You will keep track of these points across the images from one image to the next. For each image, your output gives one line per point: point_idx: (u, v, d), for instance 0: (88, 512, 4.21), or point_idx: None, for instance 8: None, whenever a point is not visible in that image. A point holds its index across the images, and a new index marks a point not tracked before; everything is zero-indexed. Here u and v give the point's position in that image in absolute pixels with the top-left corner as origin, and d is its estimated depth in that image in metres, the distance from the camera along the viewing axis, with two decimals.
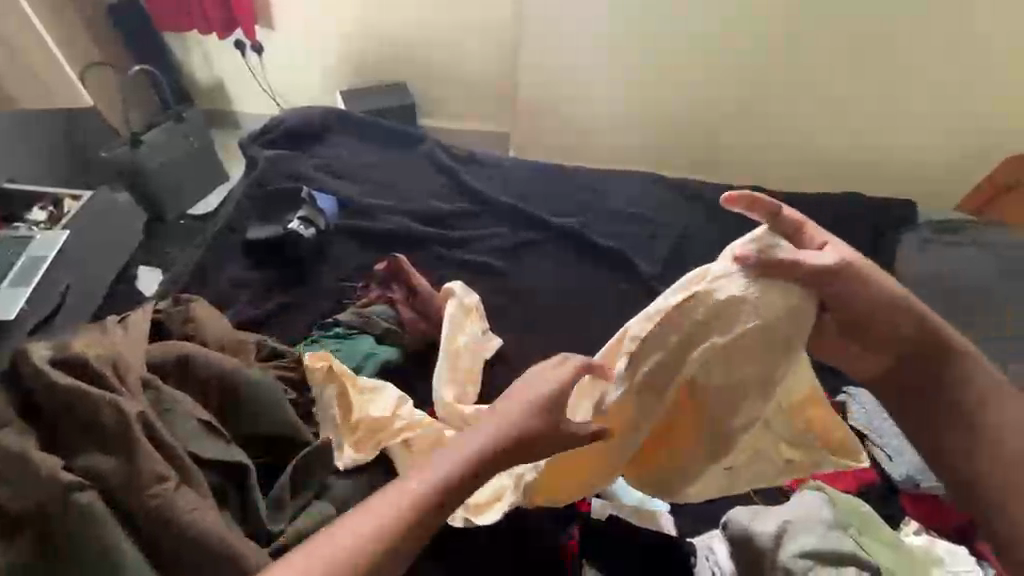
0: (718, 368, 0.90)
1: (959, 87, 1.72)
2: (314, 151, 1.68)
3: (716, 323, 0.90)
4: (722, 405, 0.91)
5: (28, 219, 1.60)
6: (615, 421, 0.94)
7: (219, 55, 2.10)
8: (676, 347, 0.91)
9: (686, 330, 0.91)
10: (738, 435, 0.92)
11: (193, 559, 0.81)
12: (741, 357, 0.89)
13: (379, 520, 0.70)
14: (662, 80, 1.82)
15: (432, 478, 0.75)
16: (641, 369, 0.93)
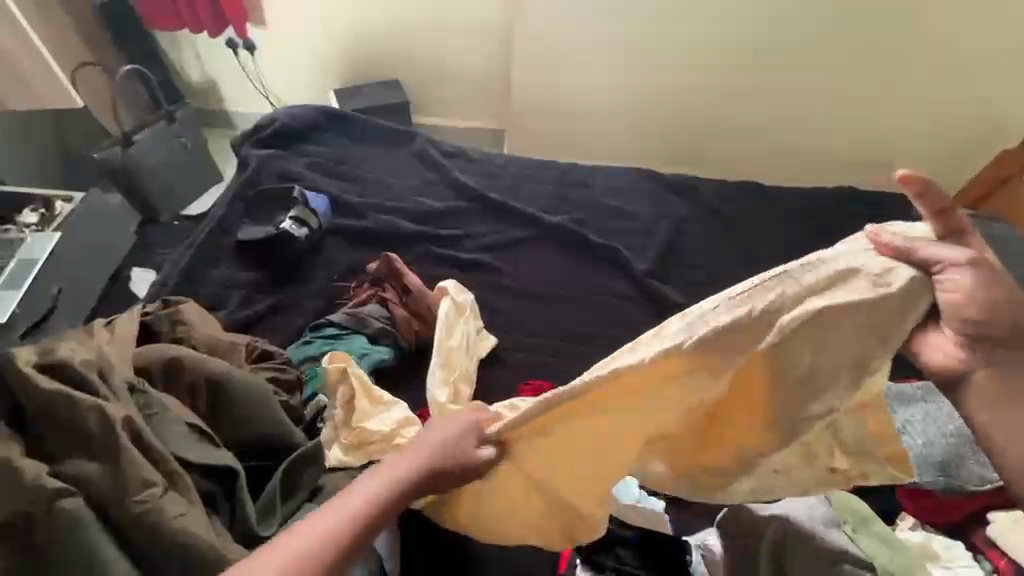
0: (807, 348, 0.81)
1: (952, 85, 1.73)
2: (306, 151, 1.67)
3: (824, 288, 0.82)
4: (794, 393, 0.82)
5: (19, 222, 1.58)
6: (672, 403, 0.85)
7: (211, 54, 2.08)
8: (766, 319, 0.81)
9: (788, 295, 0.82)
10: (807, 422, 0.82)
11: (179, 565, 0.80)
12: (829, 337, 0.81)
13: (353, 511, 0.79)
14: (659, 79, 1.82)
15: (389, 485, 0.84)
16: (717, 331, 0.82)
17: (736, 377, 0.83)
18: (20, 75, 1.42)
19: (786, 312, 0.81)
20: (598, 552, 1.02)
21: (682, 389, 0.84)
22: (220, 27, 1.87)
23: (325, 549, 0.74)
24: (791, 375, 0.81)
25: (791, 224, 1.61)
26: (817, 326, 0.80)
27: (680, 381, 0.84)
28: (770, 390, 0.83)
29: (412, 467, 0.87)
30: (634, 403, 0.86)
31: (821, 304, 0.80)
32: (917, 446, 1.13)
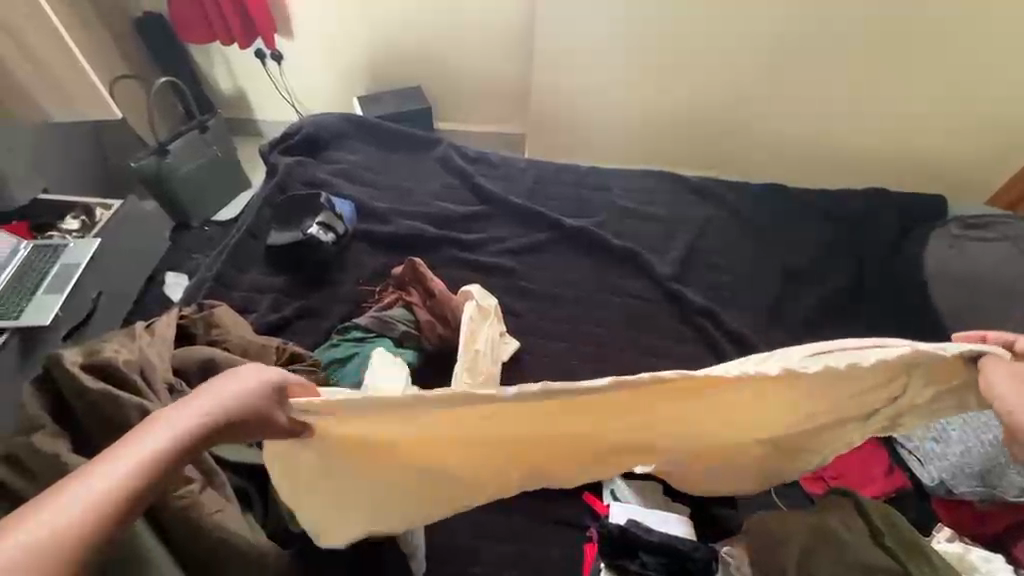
0: (923, 381, 0.87)
1: (986, 82, 1.67)
2: (332, 158, 1.70)
3: (922, 360, 0.84)
4: (903, 401, 0.89)
5: (62, 229, 1.66)
6: (786, 392, 0.89)
7: (239, 63, 2.13)
8: (871, 375, 0.86)
9: (899, 360, 0.84)
10: (901, 416, 0.92)
11: (234, 547, 0.85)
12: (926, 376, 0.86)
13: (134, 457, 0.65)
14: (681, 78, 1.80)
15: (181, 423, 0.70)
16: (836, 365, 0.85)
17: (870, 379, 0.87)
18: (62, 84, 1.49)
19: (886, 369, 0.85)
20: (621, 556, 1.02)
21: (768, 402, 0.92)
22: (250, 37, 1.91)
23: (104, 499, 0.61)
24: (868, 401, 0.90)
25: (813, 227, 1.58)
26: (902, 383, 0.88)
27: (773, 398, 0.91)
28: (879, 393, 0.89)
29: (205, 418, 0.72)
30: (755, 394, 0.89)
31: (929, 356, 0.83)
32: (955, 455, 1.12)
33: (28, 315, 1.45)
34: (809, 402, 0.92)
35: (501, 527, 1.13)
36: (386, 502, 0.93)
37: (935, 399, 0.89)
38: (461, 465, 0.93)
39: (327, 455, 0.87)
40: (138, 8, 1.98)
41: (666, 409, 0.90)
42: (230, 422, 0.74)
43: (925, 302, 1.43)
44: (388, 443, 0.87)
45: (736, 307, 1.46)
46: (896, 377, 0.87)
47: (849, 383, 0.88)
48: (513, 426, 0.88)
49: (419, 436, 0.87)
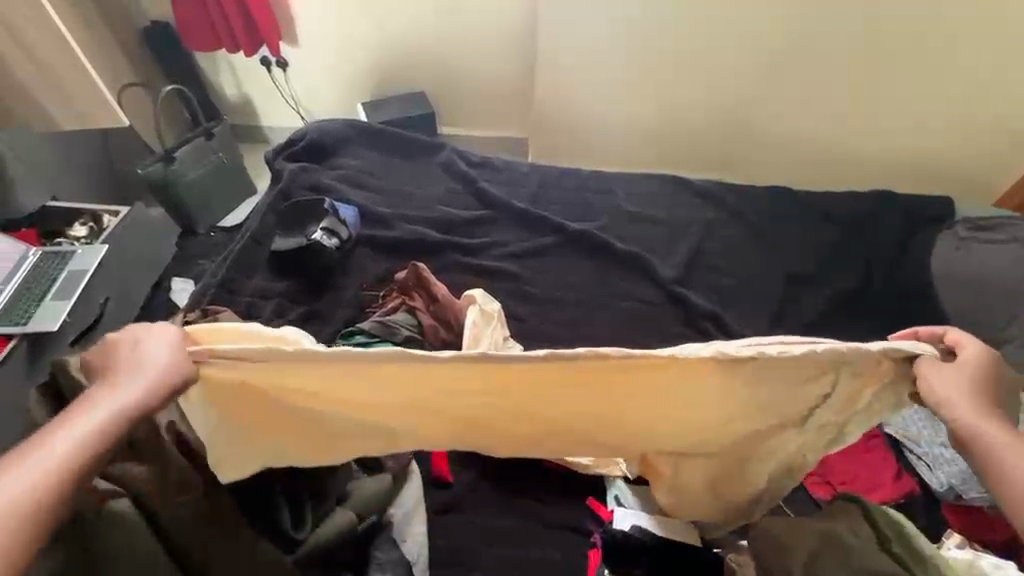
0: (851, 377, 0.85)
1: (992, 81, 1.65)
2: (335, 164, 1.71)
3: (851, 355, 0.82)
4: (835, 400, 0.87)
5: (70, 235, 1.68)
6: (718, 390, 0.86)
7: (243, 71, 2.15)
8: (802, 366, 0.84)
9: (827, 355, 0.82)
10: (839, 416, 0.88)
11: (217, 526, 0.88)
12: (857, 372, 0.84)
13: (70, 443, 0.69)
14: (683, 82, 1.80)
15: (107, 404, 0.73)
16: (765, 352, 0.84)
17: (801, 376, 0.85)
18: (69, 90, 1.53)
19: (818, 363, 0.83)
20: (625, 564, 1.02)
21: (734, 393, 0.87)
22: (255, 44, 1.93)
23: (48, 484, 0.66)
24: (801, 398, 0.87)
25: (817, 229, 1.57)
26: (830, 379, 0.85)
27: (731, 386, 0.86)
28: (812, 390, 0.87)
29: (144, 394, 0.74)
30: (687, 391, 0.87)
31: (859, 351, 0.81)
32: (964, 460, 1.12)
33: (36, 321, 1.46)
34: (760, 394, 0.87)
35: (505, 534, 1.13)
36: (303, 442, 0.92)
37: (865, 401, 0.87)
38: (385, 424, 0.90)
39: (237, 388, 0.84)
40: (145, 18, 2.02)
41: (621, 388, 0.86)
42: (169, 394, 0.77)
43: (930, 305, 1.42)
44: (304, 387, 0.84)
45: (741, 310, 1.45)
46: (824, 373, 0.85)
47: (788, 375, 0.85)
48: (450, 398, 0.86)
49: (341, 387, 0.85)
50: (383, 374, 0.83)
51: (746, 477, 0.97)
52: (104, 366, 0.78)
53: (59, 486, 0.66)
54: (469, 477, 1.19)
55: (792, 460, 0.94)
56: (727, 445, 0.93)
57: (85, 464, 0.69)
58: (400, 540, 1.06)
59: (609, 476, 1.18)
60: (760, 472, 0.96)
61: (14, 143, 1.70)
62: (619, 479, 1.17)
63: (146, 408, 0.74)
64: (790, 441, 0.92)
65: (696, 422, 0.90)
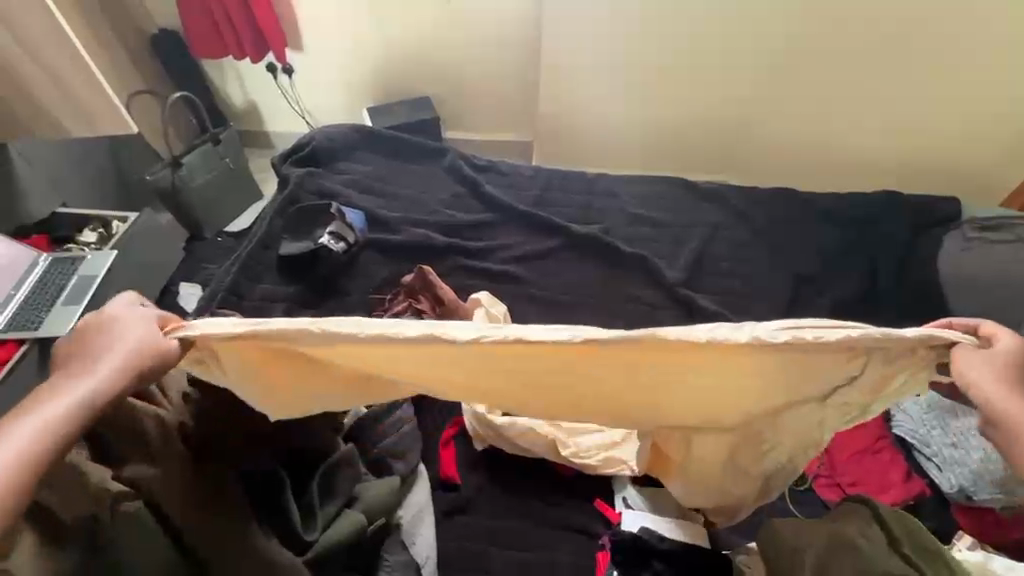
0: (882, 361, 0.82)
1: (997, 81, 1.65)
2: (341, 168, 1.72)
3: (889, 341, 0.77)
4: (866, 378, 0.84)
5: (80, 241, 1.70)
6: (745, 366, 0.83)
7: (249, 78, 2.17)
8: (835, 351, 0.80)
9: (865, 341, 0.77)
10: (867, 394, 0.86)
11: (217, 526, 0.88)
12: (887, 356, 0.81)
13: (45, 422, 0.70)
14: (686, 86, 1.81)
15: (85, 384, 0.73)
16: (803, 337, 0.78)
17: (834, 357, 0.81)
18: (76, 97, 1.55)
19: (850, 348, 0.79)
20: (634, 566, 1.02)
21: (748, 379, 0.86)
22: (262, 51, 1.95)
23: (22, 462, 0.67)
24: (824, 378, 0.85)
25: (822, 230, 1.57)
26: (860, 362, 0.82)
27: (755, 370, 0.84)
28: (841, 368, 0.83)
29: (117, 374, 0.74)
30: (710, 371, 0.84)
31: (897, 336, 0.77)
32: (973, 460, 1.12)
33: (47, 326, 1.47)
34: (790, 372, 0.84)
35: (512, 536, 1.13)
36: (332, 401, 0.94)
37: (897, 381, 0.84)
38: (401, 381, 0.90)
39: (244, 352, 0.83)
40: (153, 25, 2.05)
41: (638, 371, 0.84)
42: (142, 374, 0.76)
43: (937, 306, 1.42)
44: (311, 350, 0.83)
45: (749, 312, 1.45)
46: (855, 356, 0.81)
47: (822, 358, 0.82)
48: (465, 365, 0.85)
49: (353, 353, 0.83)
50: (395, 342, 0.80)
51: (761, 454, 0.96)
52: (84, 341, 0.78)
53: (30, 459, 0.68)
54: (479, 479, 1.19)
55: (812, 441, 0.94)
56: (743, 420, 0.93)
57: (59, 444, 0.70)
58: (408, 542, 1.07)
59: (621, 478, 1.17)
60: (773, 456, 0.96)
61: (25, 151, 1.72)
62: (629, 481, 1.17)
63: (118, 388, 0.74)
64: (812, 411, 0.90)
65: (702, 411, 0.92)
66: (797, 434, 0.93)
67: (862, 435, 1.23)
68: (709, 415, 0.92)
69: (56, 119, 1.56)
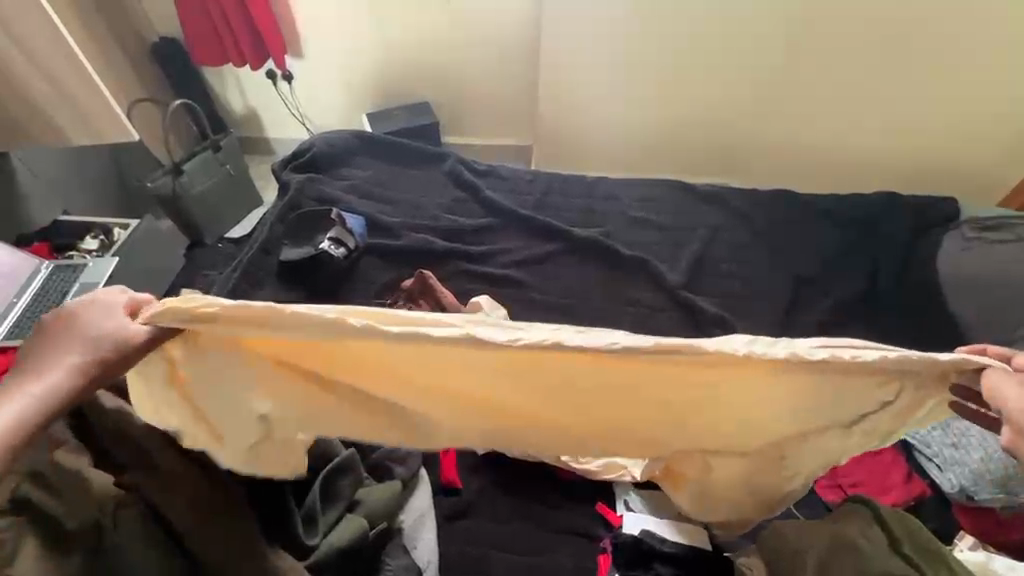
0: (913, 387, 0.81)
1: (995, 81, 1.66)
2: (342, 174, 1.72)
3: (923, 364, 0.77)
4: (897, 409, 0.84)
5: (82, 249, 1.71)
6: (770, 382, 0.83)
7: (250, 85, 2.19)
8: (865, 374, 0.80)
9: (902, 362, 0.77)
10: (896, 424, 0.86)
11: (219, 527, 0.87)
12: (918, 381, 0.80)
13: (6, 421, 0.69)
14: (686, 89, 1.82)
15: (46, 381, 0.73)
16: (840, 356, 0.78)
17: (863, 381, 0.81)
18: (77, 104, 1.57)
19: (880, 371, 0.79)
20: (636, 567, 1.03)
21: (759, 393, 0.85)
22: (263, 58, 1.97)
23: None
24: (855, 405, 0.84)
25: (821, 231, 1.58)
26: (895, 387, 0.81)
27: (771, 385, 0.83)
28: (872, 397, 0.83)
29: (74, 374, 0.74)
30: (732, 386, 0.84)
31: (930, 359, 0.77)
32: (974, 461, 1.11)
33: None
34: (813, 393, 0.84)
35: (515, 540, 1.13)
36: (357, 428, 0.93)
37: (925, 409, 0.84)
38: (413, 404, 0.90)
39: (243, 357, 0.81)
40: (154, 32, 2.06)
41: (650, 385, 0.85)
42: (104, 367, 0.75)
43: (939, 306, 1.42)
44: (330, 360, 0.84)
45: (750, 315, 1.45)
46: (889, 380, 0.81)
47: (856, 379, 0.81)
48: (474, 377, 0.86)
49: (371, 363, 0.84)
50: (405, 350, 0.81)
51: (770, 472, 0.95)
52: (47, 337, 0.77)
53: None
54: (479, 483, 1.19)
55: (830, 461, 0.93)
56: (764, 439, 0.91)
57: (21, 440, 0.69)
58: (410, 546, 1.07)
59: (621, 482, 1.17)
60: (795, 474, 0.95)
61: (27, 157, 1.74)
62: (631, 486, 1.17)
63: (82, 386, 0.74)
64: (835, 435, 0.89)
65: (713, 429, 0.91)
66: (813, 455, 0.92)
67: None
68: (720, 434, 0.91)
69: (57, 123, 1.58)
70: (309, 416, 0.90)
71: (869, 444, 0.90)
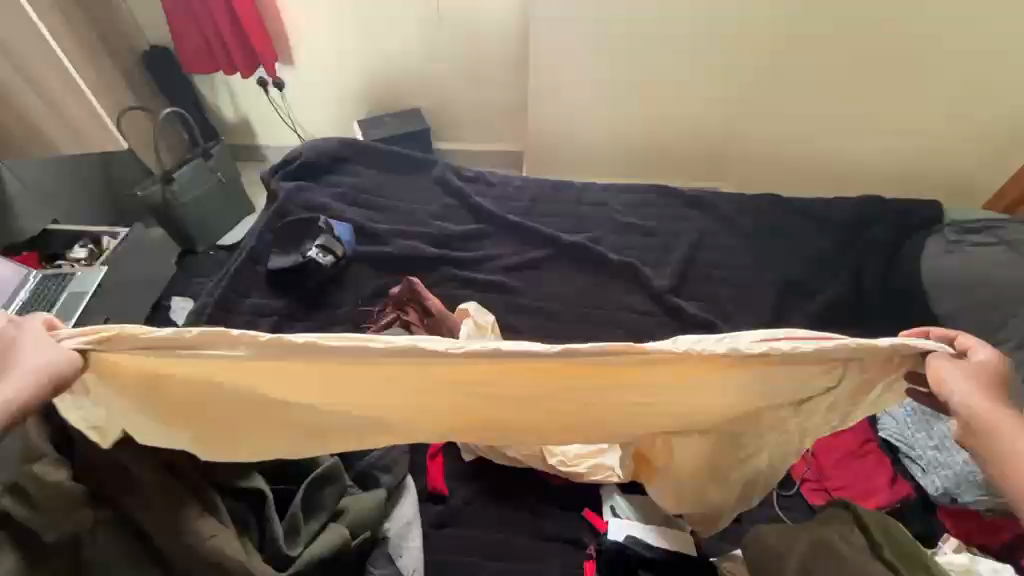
0: (854, 370, 0.85)
1: (977, 85, 1.67)
2: (331, 182, 1.73)
3: (860, 350, 0.81)
4: (842, 393, 0.88)
5: (70, 258, 1.71)
6: (729, 382, 0.85)
7: (242, 93, 2.19)
8: (811, 363, 0.83)
9: (843, 350, 0.81)
10: (847, 407, 0.90)
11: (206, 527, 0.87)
12: (862, 367, 0.84)
13: None
14: (675, 96, 1.83)
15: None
16: (779, 348, 0.81)
17: (815, 370, 0.85)
18: (68, 118, 1.58)
19: (825, 359, 0.83)
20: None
21: (732, 394, 0.87)
22: (253, 64, 1.98)
23: None
24: (806, 393, 0.87)
25: (808, 235, 1.59)
26: (837, 372, 0.85)
27: (735, 386, 0.86)
28: (816, 384, 0.87)
29: (28, 388, 0.71)
30: (704, 386, 0.86)
31: (867, 344, 0.80)
32: (958, 464, 1.12)
33: None
34: (765, 385, 0.86)
35: (500, 547, 1.13)
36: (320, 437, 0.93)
37: (874, 392, 0.87)
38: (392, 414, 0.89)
39: (199, 367, 0.82)
40: (144, 41, 2.06)
41: (628, 389, 0.86)
42: (56, 387, 0.74)
43: (924, 309, 1.43)
44: (303, 373, 0.83)
45: (739, 320, 1.46)
46: (833, 367, 0.84)
47: (799, 368, 0.84)
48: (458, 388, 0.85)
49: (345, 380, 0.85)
50: (388, 362, 0.81)
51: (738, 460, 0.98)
52: None
53: None
54: (466, 491, 1.19)
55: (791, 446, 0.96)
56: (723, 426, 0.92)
57: None
58: (395, 555, 1.07)
59: (608, 487, 1.17)
60: (762, 459, 0.98)
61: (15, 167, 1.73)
62: (617, 491, 1.17)
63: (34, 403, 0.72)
64: (793, 423, 0.93)
65: (693, 427, 0.92)
66: (771, 438, 0.95)
67: (848, 438, 1.24)
68: (691, 430, 0.92)
69: (35, 123, 1.55)
70: (269, 439, 0.91)
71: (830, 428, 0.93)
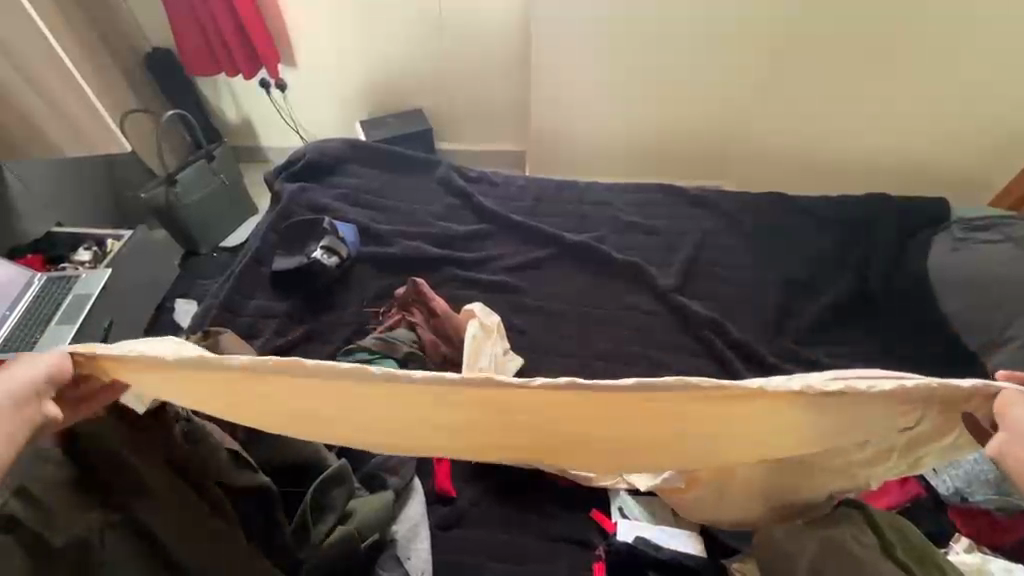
0: (936, 415, 0.77)
1: (978, 83, 1.67)
2: (334, 183, 1.72)
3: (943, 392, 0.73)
4: (916, 434, 0.81)
5: (74, 260, 1.69)
6: (793, 418, 0.79)
7: (244, 95, 2.19)
8: (890, 405, 0.76)
9: (922, 392, 0.74)
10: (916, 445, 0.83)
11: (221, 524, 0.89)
12: (945, 411, 0.76)
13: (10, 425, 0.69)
14: (679, 93, 1.82)
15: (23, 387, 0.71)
16: (860, 388, 0.74)
17: (891, 411, 0.77)
18: (69, 117, 1.58)
19: (906, 403, 0.75)
20: None
21: (779, 425, 0.80)
22: (256, 66, 1.98)
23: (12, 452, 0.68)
24: (874, 430, 0.81)
25: (813, 233, 1.58)
26: (916, 415, 0.78)
27: (791, 420, 0.79)
28: (890, 424, 0.79)
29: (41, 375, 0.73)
30: (764, 418, 0.79)
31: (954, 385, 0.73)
32: (968, 463, 1.12)
33: (41, 347, 1.48)
34: (835, 419, 0.78)
35: (507, 549, 1.12)
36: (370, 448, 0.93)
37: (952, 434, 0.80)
38: (415, 433, 0.87)
39: (251, 392, 0.80)
40: (148, 44, 2.06)
41: (674, 419, 0.80)
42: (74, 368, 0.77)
43: (927, 306, 1.43)
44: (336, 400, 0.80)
45: (742, 319, 1.45)
46: (914, 408, 0.76)
47: (870, 409, 0.77)
48: None
49: (370, 408, 0.81)
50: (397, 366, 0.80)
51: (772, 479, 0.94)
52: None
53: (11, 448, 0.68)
54: (473, 492, 1.19)
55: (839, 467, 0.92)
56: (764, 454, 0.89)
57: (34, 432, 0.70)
58: (403, 556, 1.08)
59: (615, 488, 1.17)
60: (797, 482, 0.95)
61: (21, 170, 1.73)
62: (624, 491, 1.17)
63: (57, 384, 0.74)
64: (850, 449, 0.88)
65: (728, 451, 0.87)
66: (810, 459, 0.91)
67: None
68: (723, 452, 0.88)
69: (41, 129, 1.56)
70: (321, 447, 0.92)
71: (884, 457, 0.87)
